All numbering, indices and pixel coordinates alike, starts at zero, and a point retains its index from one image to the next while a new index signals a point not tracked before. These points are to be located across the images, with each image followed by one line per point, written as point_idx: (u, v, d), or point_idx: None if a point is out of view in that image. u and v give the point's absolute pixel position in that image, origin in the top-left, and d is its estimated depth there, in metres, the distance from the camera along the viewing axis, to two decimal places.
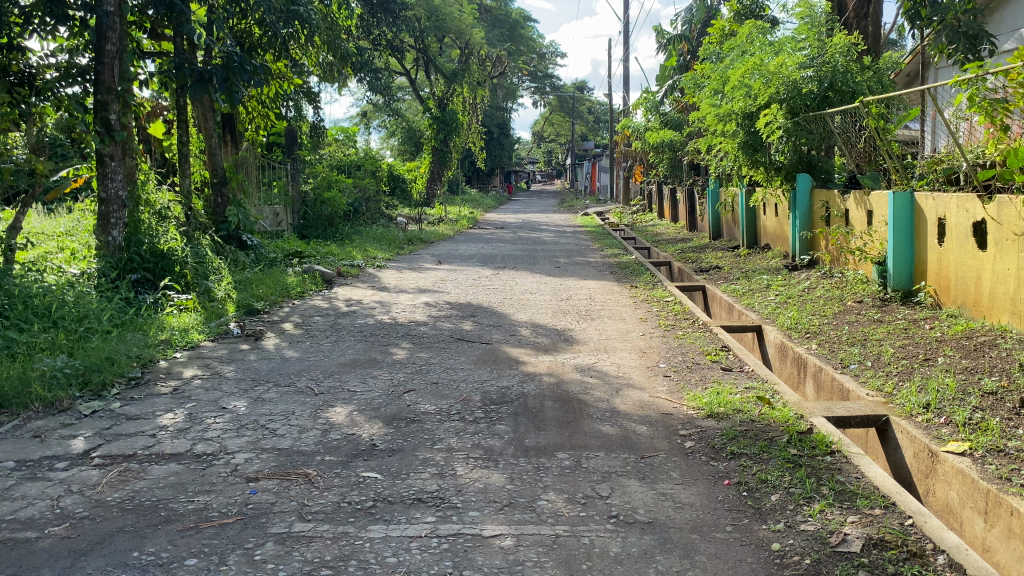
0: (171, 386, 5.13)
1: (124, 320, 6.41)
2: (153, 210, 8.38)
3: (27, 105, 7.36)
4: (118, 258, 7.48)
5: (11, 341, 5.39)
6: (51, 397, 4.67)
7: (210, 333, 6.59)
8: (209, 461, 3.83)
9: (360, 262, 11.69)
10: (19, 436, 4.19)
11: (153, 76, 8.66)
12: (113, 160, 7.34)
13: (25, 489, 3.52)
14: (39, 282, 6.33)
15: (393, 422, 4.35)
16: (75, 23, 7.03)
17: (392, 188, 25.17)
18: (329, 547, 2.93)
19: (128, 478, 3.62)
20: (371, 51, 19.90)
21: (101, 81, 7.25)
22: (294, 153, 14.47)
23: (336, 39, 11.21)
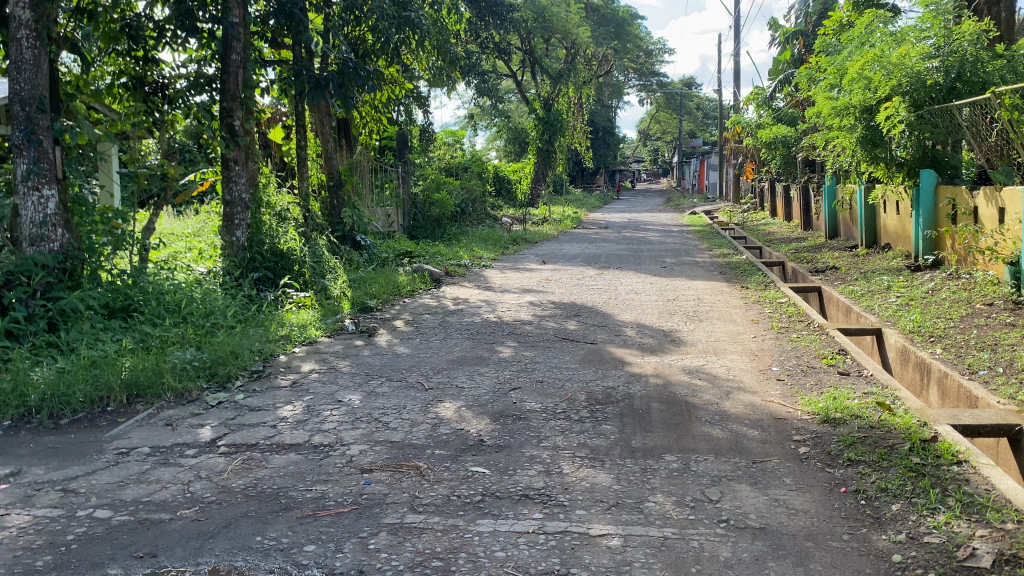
0: (289, 379, 5.36)
1: (247, 316, 6.73)
2: (274, 211, 8.75)
3: (160, 113, 7.83)
4: (242, 258, 7.88)
5: (146, 335, 5.75)
6: (181, 388, 4.98)
7: (326, 329, 6.85)
8: (326, 451, 3.98)
9: (467, 262, 11.90)
10: (153, 424, 4.48)
11: (273, 83, 9.05)
12: (237, 164, 7.75)
13: (159, 474, 3.75)
14: (170, 280, 6.75)
15: (500, 419, 4.40)
16: (204, 36, 7.46)
17: (497, 189, 25.41)
18: (439, 539, 3.00)
19: (251, 466, 3.81)
20: (478, 54, 20.21)
21: (227, 90, 7.61)
22: (404, 156, 14.85)
23: (445, 44, 11.27)
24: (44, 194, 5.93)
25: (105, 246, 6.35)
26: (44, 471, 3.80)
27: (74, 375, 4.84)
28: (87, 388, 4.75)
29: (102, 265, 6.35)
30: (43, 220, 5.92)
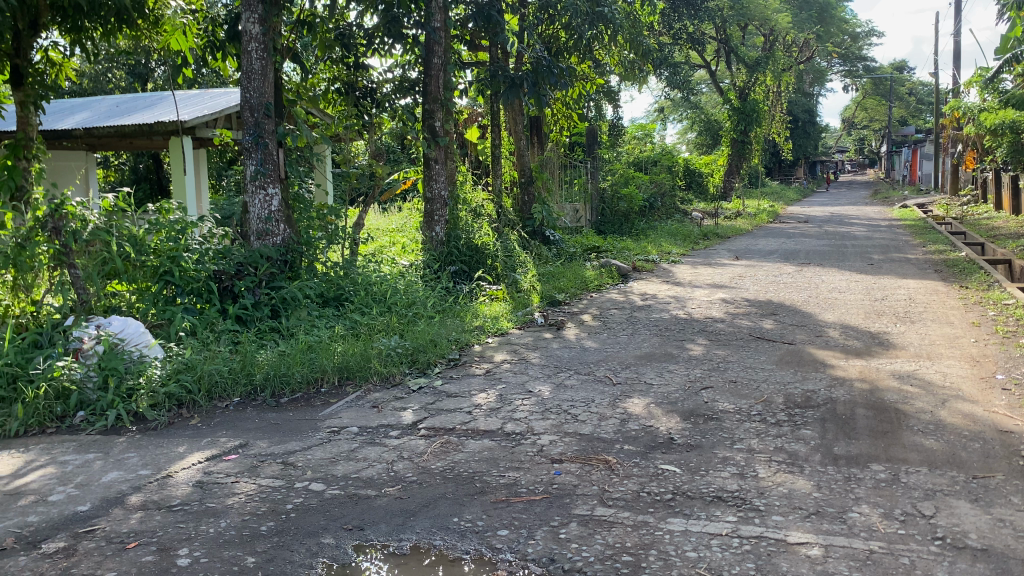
0: (484, 368, 5.56)
1: (445, 307, 7.03)
2: (470, 207, 9.07)
3: (369, 116, 8.36)
4: (440, 251, 8.26)
5: (356, 323, 6.16)
6: (386, 372, 5.31)
7: (517, 321, 7.03)
8: (518, 439, 4.10)
9: (656, 257, 11.76)
10: (361, 405, 4.81)
11: (471, 84, 9.39)
12: (437, 163, 8.14)
13: (366, 452, 4.02)
14: (377, 272, 7.19)
15: (691, 418, 4.32)
16: (409, 41, 7.87)
17: (687, 183, 24.91)
18: (629, 534, 3.00)
19: (449, 450, 3.98)
20: (670, 46, 19.88)
21: (429, 92, 7.99)
22: (594, 151, 14.89)
23: (638, 36, 11.15)
24: (269, 192, 6.54)
25: (319, 240, 6.88)
26: (268, 445, 4.18)
27: (292, 358, 5.28)
28: (305, 370, 5.17)
29: (318, 258, 6.86)
30: (267, 216, 6.54)
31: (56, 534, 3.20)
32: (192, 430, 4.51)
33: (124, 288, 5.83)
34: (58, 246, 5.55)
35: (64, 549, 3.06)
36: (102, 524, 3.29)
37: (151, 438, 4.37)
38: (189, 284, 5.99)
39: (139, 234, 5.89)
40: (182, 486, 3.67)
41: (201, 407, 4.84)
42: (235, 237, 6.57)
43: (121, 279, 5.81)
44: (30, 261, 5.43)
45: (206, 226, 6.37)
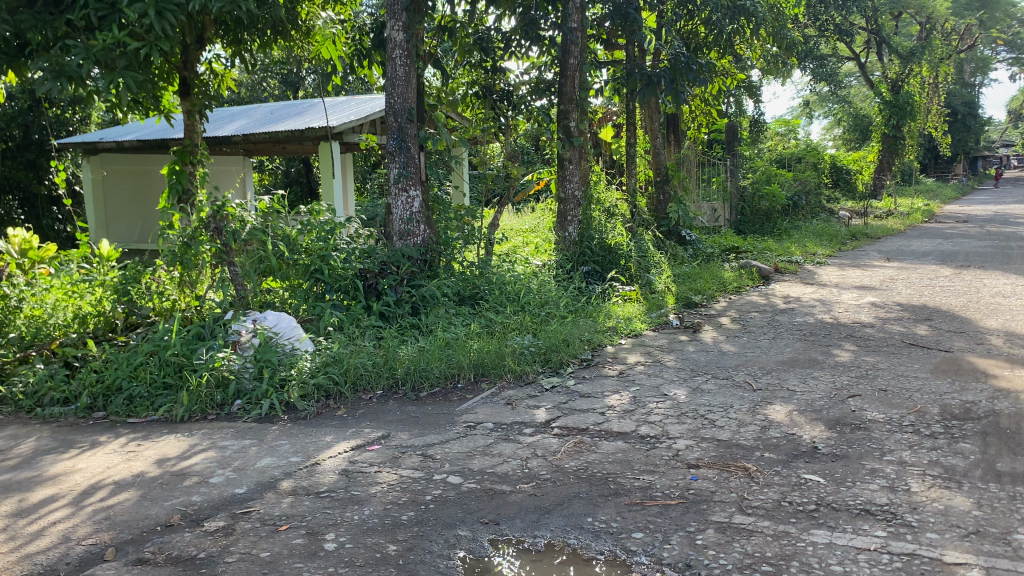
0: (617, 369, 5.53)
1: (578, 307, 7.02)
2: (604, 207, 9.02)
3: (505, 118, 8.49)
4: (574, 252, 8.29)
5: (490, 322, 6.26)
6: (520, 369, 5.37)
7: (652, 323, 6.95)
8: (653, 443, 4.05)
9: (799, 258, 11.29)
10: (496, 402, 4.90)
11: (606, 83, 9.35)
12: (571, 163, 8.16)
13: (501, 448, 4.09)
14: (511, 271, 7.27)
15: (837, 427, 4.14)
16: (546, 43, 7.94)
17: (833, 180, 23.79)
18: (769, 544, 2.91)
19: (583, 450, 3.99)
20: (816, 38, 19.09)
21: (564, 93, 8.02)
22: (734, 149, 14.49)
23: (782, 29, 10.75)
24: (410, 194, 6.78)
25: (457, 239, 7.05)
26: (408, 437, 4.33)
27: (431, 353, 5.44)
28: (442, 365, 5.32)
29: (455, 257, 7.02)
30: (409, 217, 6.79)
31: (217, 514, 3.44)
32: (337, 420, 4.73)
33: (277, 285, 6.16)
34: (219, 245, 6.02)
35: (224, 528, 3.28)
36: (257, 506, 3.51)
37: (301, 427, 4.63)
38: (337, 282, 6.29)
39: (291, 234, 6.28)
40: (329, 474, 3.86)
41: (346, 399, 5.07)
42: (378, 237, 6.87)
43: (275, 276, 6.15)
44: (195, 259, 5.93)
45: (352, 227, 6.74)
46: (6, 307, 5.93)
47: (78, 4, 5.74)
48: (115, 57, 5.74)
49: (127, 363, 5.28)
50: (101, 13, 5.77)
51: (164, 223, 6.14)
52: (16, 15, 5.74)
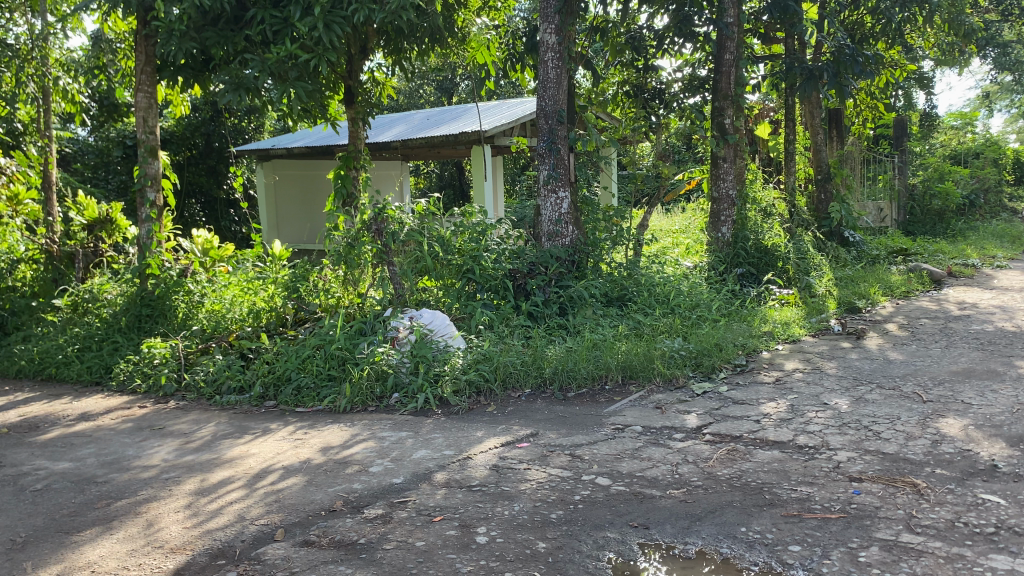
0: (773, 376, 5.34)
1: (730, 311, 6.80)
2: (760, 207, 8.71)
3: (656, 117, 8.38)
4: (727, 253, 8.08)
5: (639, 323, 6.18)
6: (670, 373, 5.28)
7: (811, 328, 6.66)
8: (811, 453, 3.88)
9: (977, 261, 10.46)
10: (645, 405, 4.85)
11: (764, 79, 9.05)
12: (725, 162, 7.97)
13: (651, 452, 4.04)
14: (661, 273, 7.16)
15: (1020, 445, 3.81)
16: (700, 39, 7.80)
17: (1017, 177, 21.87)
18: (941, 566, 2.72)
19: (736, 457, 3.88)
20: (998, 24, 17.66)
21: (718, 90, 7.84)
22: (904, 144, 13.63)
23: (959, 15, 10.01)
24: (560, 195, 6.84)
25: (606, 240, 7.02)
26: (557, 436, 4.36)
27: (579, 354, 5.45)
28: (591, 366, 5.32)
29: (603, 258, 7.00)
30: (558, 218, 6.85)
31: (376, 502, 3.61)
32: (488, 416, 4.84)
33: (432, 284, 6.35)
34: (380, 246, 6.26)
35: (382, 516, 3.43)
36: (412, 496, 3.65)
37: (454, 421, 4.76)
38: (488, 282, 6.44)
39: (446, 235, 6.49)
40: (480, 468, 3.95)
41: (496, 396, 5.18)
42: (528, 238, 6.97)
43: (430, 276, 6.36)
44: (358, 259, 6.24)
45: (503, 228, 6.87)
46: (191, 303, 6.65)
47: (255, 20, 6.18)
48: (287, 68, 6.14)
49: (296, 355, 5.64)
50: (276, 28, 6.18)
51: (329, 225, 6.50)
52: (202, 33, 6.25)
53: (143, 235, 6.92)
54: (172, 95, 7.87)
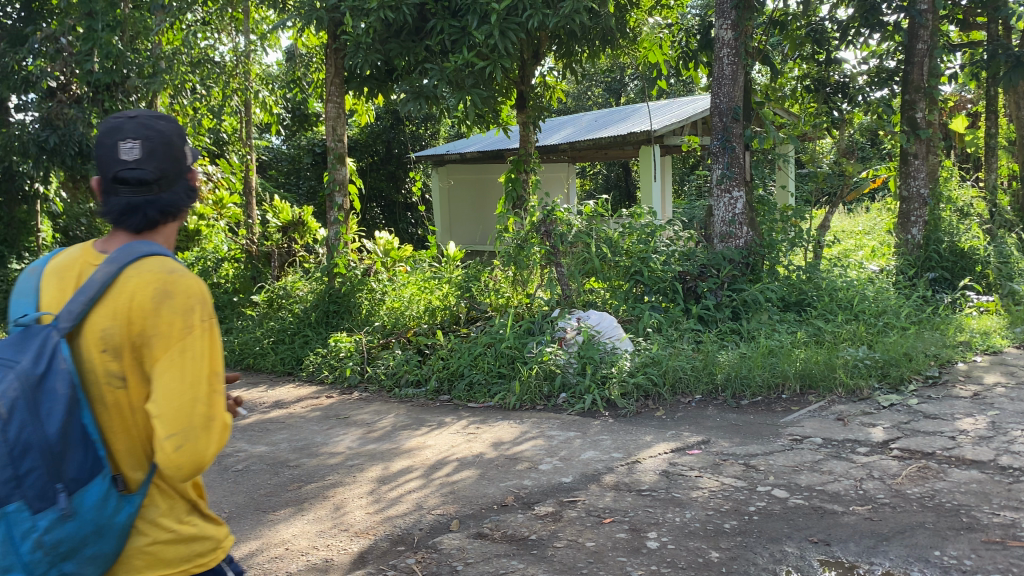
0: (970, 390, 4.92)
1: (921, 318, 6.29)
2: (956, 207, 8.06)
3: (839, 112, 7.84)
4: (917, 256, 7.56)
5: (819, 330, 5.88)
6: (853, 384, 4.99)
7: (1014, 339, 6.10)
8: (1016, 476, 3.55)
9: None
10: (825, 416, 4.62)
11: (961, 68, 8.38)
12: (917, 159, 7.51)
13: (832, 465, 3.85)
14: (843, 277, 6.79)
15: None
16: (889, 29, 7.34)
17: None
18: None
19: (928, 476, 3.63)
20: None
21: (910, 82, 7.38)
22: None
23: None
24: (734, 195, 6.66)
25: (783, 242, 6.74)
26: (730, 444, 4.25)
27: (754, 360, 5.27)
28: (766, 373, 5.14)
29: (780, 260, 6.70)
30: (732, 219, 6.68)
31: (546, 499, 3.66)
32: (658, 421, 4.79)
33: (600, 285, 6.35)
34: (548, 247, 6.34)
35: (553, 514, 3.48)
36: (582, 496, 3.67)
37: (623, 424, 4.75)
38: (656, 284, 6.34)
39: (614, 236, 6.50)
40: (649, 473, 3.92)
41: (665, 400, 5.12)
42: (699, 239, 6.86)
43: (597, 277, 6.36)
44: (527, 260, 6.35)
45: (673, 230, 6.79)
46: (374, 300, 7.03)
47: (435, 30, 6.43)
48: (464, 76, 6.35)
49: (469, 353, 5.82)
50: (455, 37, 6.41)
51: (500, 227, 6.66)
52: (387, 44, 6.58)
53: (332, 237, 7.41)
54: (358, 105, 8.34)
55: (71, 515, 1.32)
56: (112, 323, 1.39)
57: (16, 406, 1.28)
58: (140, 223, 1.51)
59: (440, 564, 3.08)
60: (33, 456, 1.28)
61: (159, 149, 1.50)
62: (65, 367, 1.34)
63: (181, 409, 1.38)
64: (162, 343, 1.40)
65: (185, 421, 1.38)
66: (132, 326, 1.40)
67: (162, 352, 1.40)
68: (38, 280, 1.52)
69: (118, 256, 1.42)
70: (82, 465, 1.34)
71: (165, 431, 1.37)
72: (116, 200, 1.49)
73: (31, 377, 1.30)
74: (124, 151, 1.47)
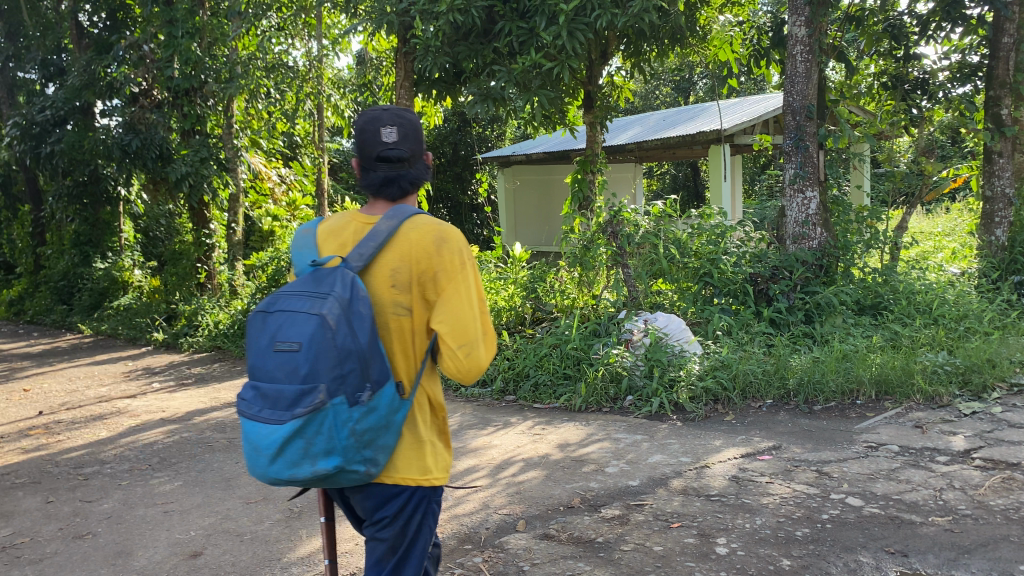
0: None
1: (1005, 323, 6.03)
2: None
3: (918, 109, 7.59)
4: (1002, 258, 7.26)
5: (896, 334, 5.70)
6: (931, 391, 4.82)
7: None
8: None
9: None
10: (902, 423, 4.47)
11: None
12: (1002, 157, 7.25)
13: (910, 474, 3.73)
14: (922, 280, 6.58)
15: None
16: (973, 22, 7.15)
17: None
18: None
19: (1013, 487, 3.48)
20: None
21: (995, 76, 7.20)
22: None
23: None
24: (807, 195, 6.51)
25: (858, 244, 6.55)
26: (802, 450, 4.16)
27: (827, 365, 5.15)
28: (840, 378, 5.01)
29: (855, 262, 6.52)
30: (805, 220, 6.52)
31: (613, 502, 3.64)
32: (727, 425, 4.71)
33: (668, 287, 6.29)
34: (615, 248, 6.33)
35: (619, 517, 3.46)
36: (649, 500, 3.64)
37: (691, 428, 4.69)
38: (727, 286, 6.29)
39: (683, 237, 6.40)
40: (718, 478, 3.86)
41: (735, 405, 5.04)
42: (771, 240, 6.72)
43: (665, 279, 6.29)
44: (593, 261, 6.34)
45: (744, 231, 6.67)
46: None
47: (503, 32, 6.46)
48: (532, 78, 6.39)
49: (535, 353, 5.84)
50: (523, 39, 6.44)
51: (567, 228, 6.65)
52: (455, 47, 6.63)
53: None
54: (427, 107, 8.42)
55: (376, 407, 1.76)
56: (400, 265, 1.87)
57: (341, 320, 1.72)
58: (398, 192, 1.97)
59: (506, 563, 3.09)
60: (354, 360, 1.72)
61: (410, 134, 1.94)
62: (365, 295, 1.79)
63: (467, 325, 1.83)
64: (444, 279, 1.86)
65: (465, 334, 1.83)
66: (418, 267, 1.87)
67: (444, 286, 1.86)
68: (321, 245, 1.99)
69: (398, 216, 1.90)
70: (383, 370, 1.78)
71: (453, 341, 1.82)
72: (377, 176, 1.95)
73: (347, 302, 1.75)
74: (386, 137, 1.92)
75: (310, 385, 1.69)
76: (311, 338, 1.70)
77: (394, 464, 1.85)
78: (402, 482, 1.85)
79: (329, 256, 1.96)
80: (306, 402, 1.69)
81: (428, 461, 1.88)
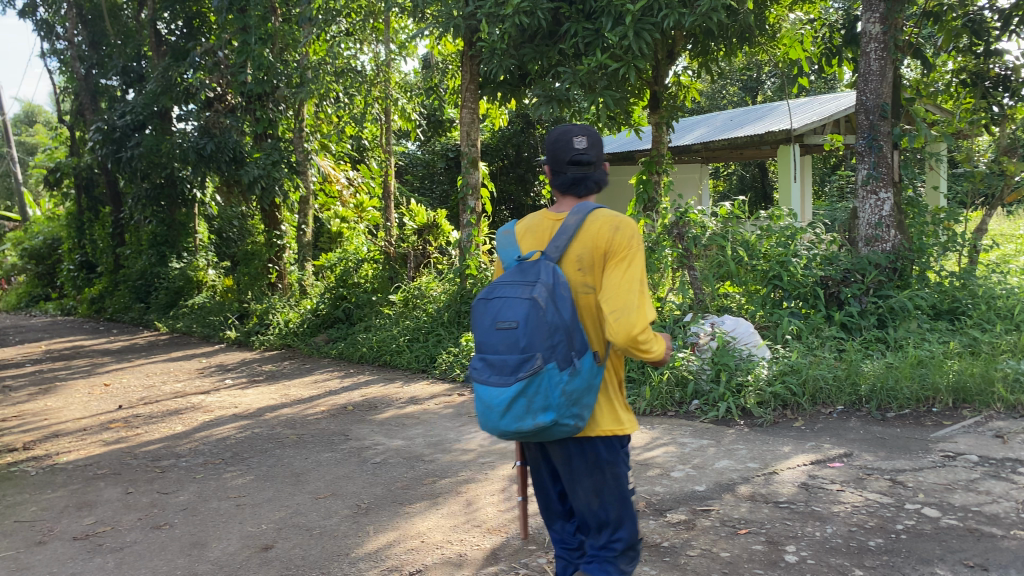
0: None
1: None
2: None
3: (999, 107, 7.38)
4: None
5: (975, 340, 5.50)
6: (1013, 400, 4.61)
7: None
8: None
9: None
10: (981, 433, 4.32)
11: None
12: None
13: (989, 485, 3.60)
14: (1003, 284, 6.31)
15: None
16: None
17: None
18: None
19: None
20: None
21: None
22: None
23: None
24: (881, 196, 6.33)
25: (934, 247, 6.35)
26: (874, 459, 4.05)
27: (901, 371, 5.00)
28: (915, 385, 4.86)
29: (931, 266, 6.33)
30: (878, 222, 6.33)
31: (678, 507, 3.61)
32: (796, 431, 4.62)
33: (735, 289, 6.24)
34: (680, 251, 6.28)
35: (685, 522, 3.43)
36: (716, 506, 3.60)
37: (759, 434, 4.62)
38: (797, 289, 6.11)
39: (751, 239, 6.34)
40: (787, 485, 3.79)
41: (805, 411, 4.93)
42: (843, 243, 6.56)
43: (732, 281, 6.25)
44: (658, 263, 6.29)
45: (814, 232, 6.52)
46: None
47: (569, 34, 6.44)
48: (597, 78, 6.35)
49: None
50: (588, 40, 6.41)
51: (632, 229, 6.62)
52: (521, 49, 6.69)
53: (464, 239, 7.65)
54: (493, 110, 8.50)
55: (580, 371, 2.09)
56: (585, 251, 2.20)
57: (547, 300, 2.08)
58: (584, 190, 2.29)
59: None
60: (560, 333, 2.07)
61: (593, 140, 2.25)
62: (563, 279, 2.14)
63: (623, 292, 2.08)
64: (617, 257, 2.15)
65: (623, 299, 2.08)
66: (598, 251, 2.19)
67: (616, 263, 2.15)
68: (518, 240, 2.35)
69: (581, 212, 2.23)
70: (583, 340, 2.11)
71: (613, 306, 2.08)
72: (566, 177, 2.27)
73: (552, 287, 2.10)
74: (577, 144, 2.23)
75: (527, 355, 2.05)
76: (527, 316, 2.07)
77: (597, 420, 2.19)
78: (606, 432, 2.19)
79: (528, 250, 2.31)
80: (527, 368, 2.05)
81: (622, 415, 2.23)
